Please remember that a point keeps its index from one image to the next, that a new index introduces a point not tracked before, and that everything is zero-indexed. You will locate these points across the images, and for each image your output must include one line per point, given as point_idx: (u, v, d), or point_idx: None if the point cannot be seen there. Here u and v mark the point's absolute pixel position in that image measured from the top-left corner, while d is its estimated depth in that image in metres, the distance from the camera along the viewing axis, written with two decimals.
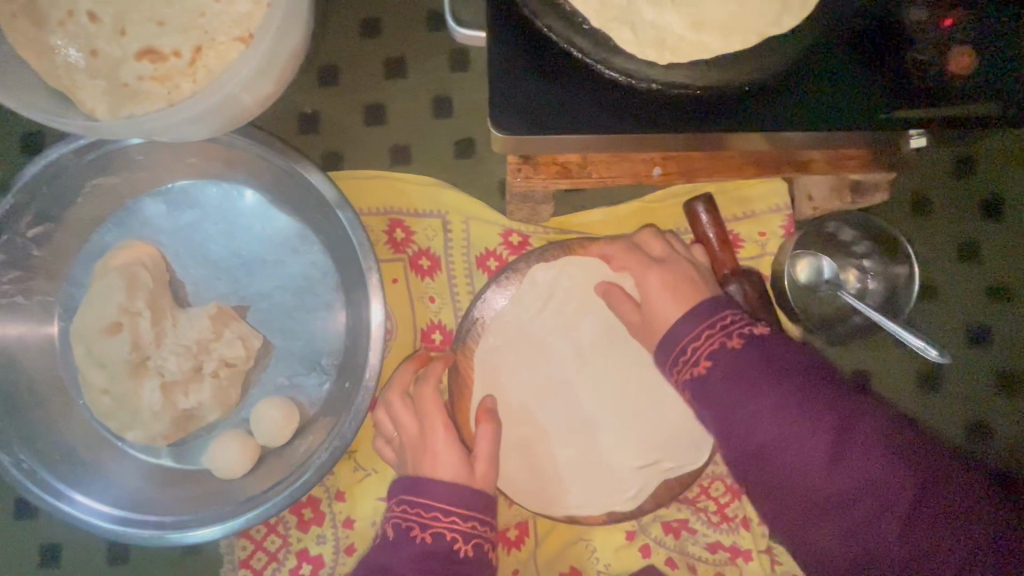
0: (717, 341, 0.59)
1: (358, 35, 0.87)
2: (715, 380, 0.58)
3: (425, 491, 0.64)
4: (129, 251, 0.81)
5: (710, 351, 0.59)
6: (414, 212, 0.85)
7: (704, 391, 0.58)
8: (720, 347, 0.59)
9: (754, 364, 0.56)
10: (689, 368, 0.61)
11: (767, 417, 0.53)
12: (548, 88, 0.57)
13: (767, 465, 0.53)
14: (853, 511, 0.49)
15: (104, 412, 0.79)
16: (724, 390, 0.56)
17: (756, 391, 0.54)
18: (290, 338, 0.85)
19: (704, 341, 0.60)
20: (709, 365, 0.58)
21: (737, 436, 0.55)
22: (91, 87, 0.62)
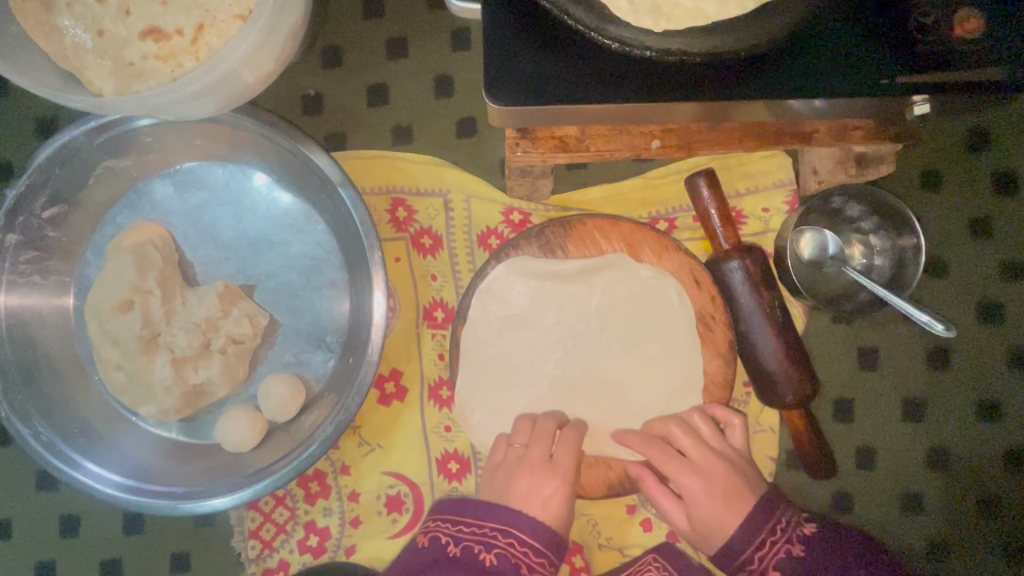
0: (801, 528, 0.72)
1: (360, 16, 0.88)
2: (811, 550, 0.71)
3: (500, 518, 0.72)
4: (139, 231, 0.83)
5: (798, 538, 0.72)
6: (416, 191, 0.86)
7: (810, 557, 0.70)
8: (807, 533, 0.72)
9: (844, 544, 0.72)
10: (780, 547, 0.71)
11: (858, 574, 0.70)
12: (542, 60, 0.57)
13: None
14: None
15: (118, 387, 0.82)
16: (829, 550, 0.71)
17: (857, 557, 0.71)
18: (297, 317, 0.87)
19: (791, 541, 0.72)
20: (806, 550, 0.71)
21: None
22: (98, 67, 0.64)
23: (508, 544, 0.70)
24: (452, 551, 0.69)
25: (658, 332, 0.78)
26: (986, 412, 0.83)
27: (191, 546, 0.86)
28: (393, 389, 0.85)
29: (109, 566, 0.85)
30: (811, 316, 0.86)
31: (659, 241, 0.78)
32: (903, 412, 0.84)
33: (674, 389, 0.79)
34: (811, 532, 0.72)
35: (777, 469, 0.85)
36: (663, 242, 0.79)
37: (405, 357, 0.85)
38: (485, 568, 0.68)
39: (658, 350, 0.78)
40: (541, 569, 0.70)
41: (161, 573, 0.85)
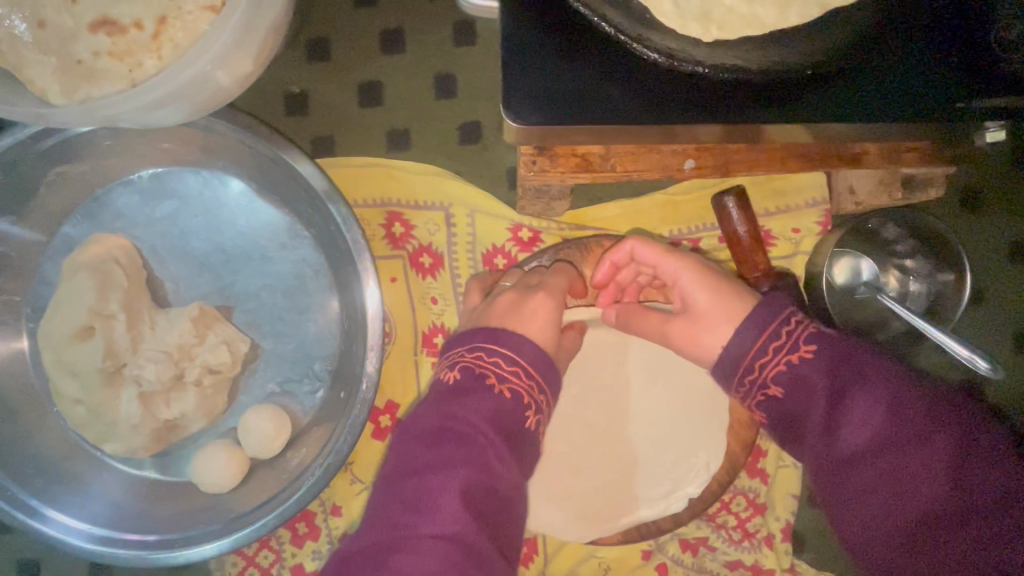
0: (815, 329, 0.57)
1: (351, 3, 0.78)
2: (818, 368, 0.55)
3: None
4: (100, 246, 0.74)
5: (809, 339, 0.56)
6: (414, 204, 0.77)
7: (802, 378, 0.55)
8: (817, 336, 0.56)
9: (860, 361, 0.55)
10: (784, 356, 0.56)
11: (867, 416, 0.52)
12: (570, 75, 0.49)
13: (865, 438, 0.51)
14: (902, 494, 0.50)
15: (79, 423, 0.73)
16: (838, 370, 0.54)
17: (868, 395, 0.52)
18: (281, 343, 0.78)
19: (802, 328, 0.57)
20: (811, 355, 0.55)
21: (893, 435, 0.51)
22: (40, 64, 0.54)
23: None
24: None
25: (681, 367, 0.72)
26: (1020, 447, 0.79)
27: None
28: (388, 422, 0.78)
29: None
30: None
31: None
32: None
33: (700, 427, 0.72)
34: (826, 339, 0.56)
35: (799, 507, 0.81)
36: None
37: (401, 387, 0.78)
38: None
39: (682, 384, 0.72)
40: None
41: None
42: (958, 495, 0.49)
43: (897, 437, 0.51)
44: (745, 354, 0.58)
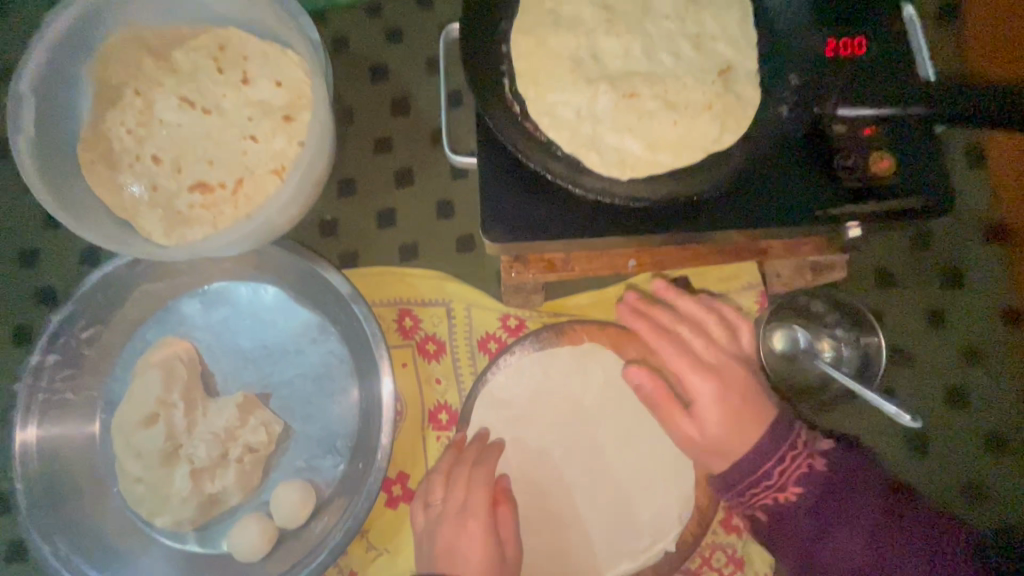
0: (804, 462, 0.70)
1: (372, 152, 1.01)
2: (799, 510, 0.69)
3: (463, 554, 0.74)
4: (167, 347, 0.91)
5: (798, 477, 0.70)
6: (422, 301, 0.95)
7: (783, 517, 0.70)
8: (804, 474, 0.70)
9: (840, 496, 0.69)
10: (769, 496, 0.70)
11: (837, 543, 0.68)
12: (532, 203, 0.68)
13: (831, 553, 0.68)
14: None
15: (137, 499, 0.85)
16: (824, 504, 0.69)
17: (839, 529, 0.68)
18: (309, 423, 0.92)
19: (790, 467, 0.70)
20: (797, 494, 0.69)
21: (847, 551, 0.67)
22: (150, 215, 0.74)
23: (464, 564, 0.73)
24: None
25: (648, 429, 0.84)
26: (966, 494, 0.88)
27: None
28: (400, 491, 0.89)
29: None
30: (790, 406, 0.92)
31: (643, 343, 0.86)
32: None
33: (669, 484, 0.83)
34: (813, 471, 0.70)
35: None
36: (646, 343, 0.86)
37: (411, 459, 0.90)
38: None
39: (651, 445, 0.84)
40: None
41: None
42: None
43: (865, 553, 0.67)
44: (733, 492, 0.72)
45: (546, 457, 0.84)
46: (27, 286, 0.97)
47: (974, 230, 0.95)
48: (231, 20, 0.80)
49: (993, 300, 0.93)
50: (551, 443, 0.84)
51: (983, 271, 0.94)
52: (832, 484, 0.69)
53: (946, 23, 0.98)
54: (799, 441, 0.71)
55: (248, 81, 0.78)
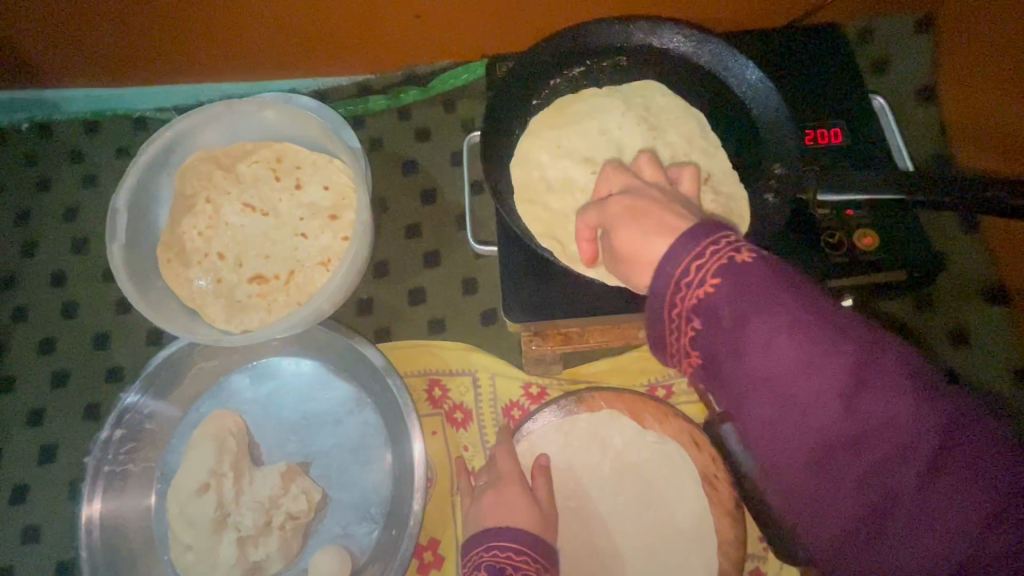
0: (723, 257, 0.51)
1: (403, 236, 1.12)
2: (713, 322, 0.51)
3: (499, 538, 0.76)
4: (219, 419, 0.99)
5: (715, 269, 0.51)
6: (449, 372, 1.02)
7: (710, 317, 0.51)
8: (723, 265, 0.51)
9: (771, 282, 0.49)
10: (692, 293, 0.52)
11: (780, 353, 0.48)
12: (547, 290, 0.78)
13: (777, 419, 0.49)
14: (842, 510, 0.47)
15: (187, 566, 0.91)
16: (747, 303, 0.49)
17: (776, 323, 0.48)
18: (345, 490, 0.98)
19: (711, 257, 0.51)
20: (716, 287, 0.50)
21: (812, 399, 0.47)
22: (215, 304, 0.85)
23: (497, 554, 0.74)
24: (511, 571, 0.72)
25: (669, 494, 0.87)
26: None
27: None
28: (430, 558, 0.93)
29: None
30: None
31: (659, 408, 0.91)
32: None
33: (691, 549, 0.85)
34: (732, 265, 0.51)
35: None
36: (661, 408, 0.91)
37: (441, 526, 0.95)
38: None
39: (673, 509, 0.87)
40: (526, 565, 0.73)
41: None
42: (901, 467, 0.45)
43: (832, 398, 0.46)
44: (663, 292, 0.54)
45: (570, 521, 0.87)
46: (98, 366, 1.08)
47: (975, 291, 0.98)
48: (288, 136, 0.95)
49: (1004, 359, 0.95)
50: (574, 508, 0.88)
51: (991, 330, 0.96)
52: (793, 307, 0.48)
53: (929, 101, 1.04)
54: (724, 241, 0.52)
55: (300, 186, 0.91)
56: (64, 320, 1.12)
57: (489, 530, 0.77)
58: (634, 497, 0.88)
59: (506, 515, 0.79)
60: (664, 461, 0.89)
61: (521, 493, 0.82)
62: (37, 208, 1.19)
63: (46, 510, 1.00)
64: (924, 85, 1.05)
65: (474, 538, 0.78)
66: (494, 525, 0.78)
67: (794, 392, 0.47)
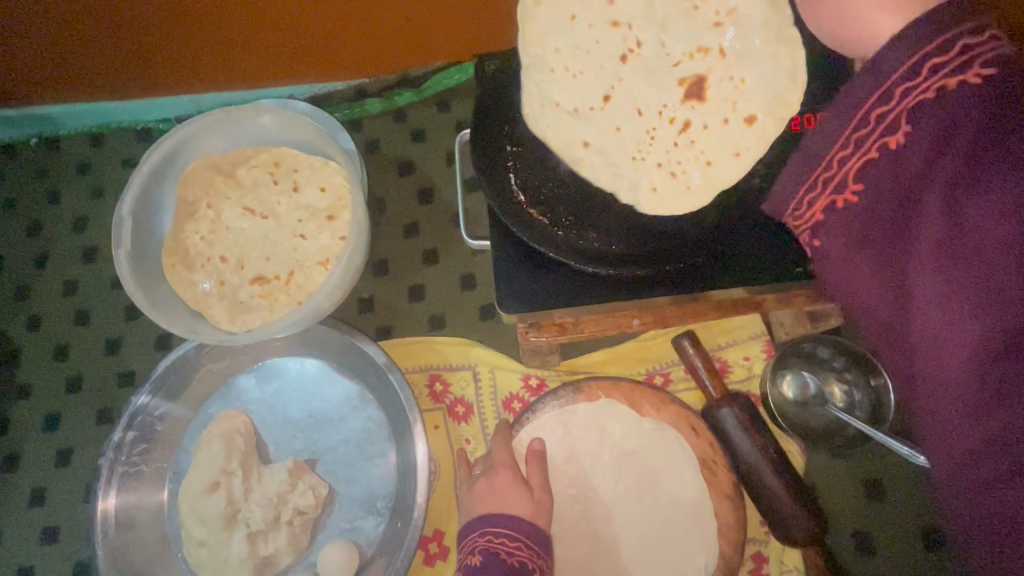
0: (914, 110, 0.47)
1: (402, 236, 1.14)
2: (876, 198, 0.50)
3: (495, 525, 0.79)
4: (226, 419, 1.02)
5: (909, 118, 0.47)
6: (450, 367, 1.04)
7: (890, 161, 0.48)
8: (908, 121, 0.47)
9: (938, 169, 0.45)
10: (834, 191, 0.53)
11: (921, 247, 0.46)
12: (540, 280, 0.80)
13: (928, 281, 0.45)
14: (982, 378, 0.42)
15: (199, 562, 0.94)
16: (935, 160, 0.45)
17: (962, 188, 0.44)
18: (351, 485, 1.00)
19: (869, 147, 0.50)
20: (861, 183, 0.51)
21: (973, 246, 0.43)
22: (218, 305, 0.88)
23: (491, 541, 0.77)
24: (505, 557, 0.75)
25: (668, 480, 0.89)
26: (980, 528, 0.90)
27: None
28: (436, 549, 0.95)
29: None
30: (806, 452, 0.95)
31: (656, 396, 0.92)
32: (900, 545, 0.91)
33: (692, 533, 0.86)
34: (914, 126, 0.47)
35: None
36: (658, 395, 0.92)
37: (446, 518, 0.97)
38: (513, 566, 0.74)
39: (673, 494, 0.88)
40: (519, 552, 0.76)
41: None
42: None
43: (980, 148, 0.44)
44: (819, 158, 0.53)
45: (570, 508, 0.89)
46: (111, 371, 1.12)
47: None
48: (285, 140, 0.97)
49: None
50: (574, 495, 0.90)
51: None
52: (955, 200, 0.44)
53: None
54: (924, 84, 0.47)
55: (297, 189, 0.93)
56: (77, 327, 1.15)
57: (486, 516, 0.80)
58: (633, 484, 0.89)
59: (499, 505, 0.81)
60: (662, 448, 0.90)
61: (519, 485, 0.84)
62: (49, 220, 1.23)
63: (64, 511, 1.03)
64: None
65: (471, 524, 0.81)
66: (489, 513, 0.81)
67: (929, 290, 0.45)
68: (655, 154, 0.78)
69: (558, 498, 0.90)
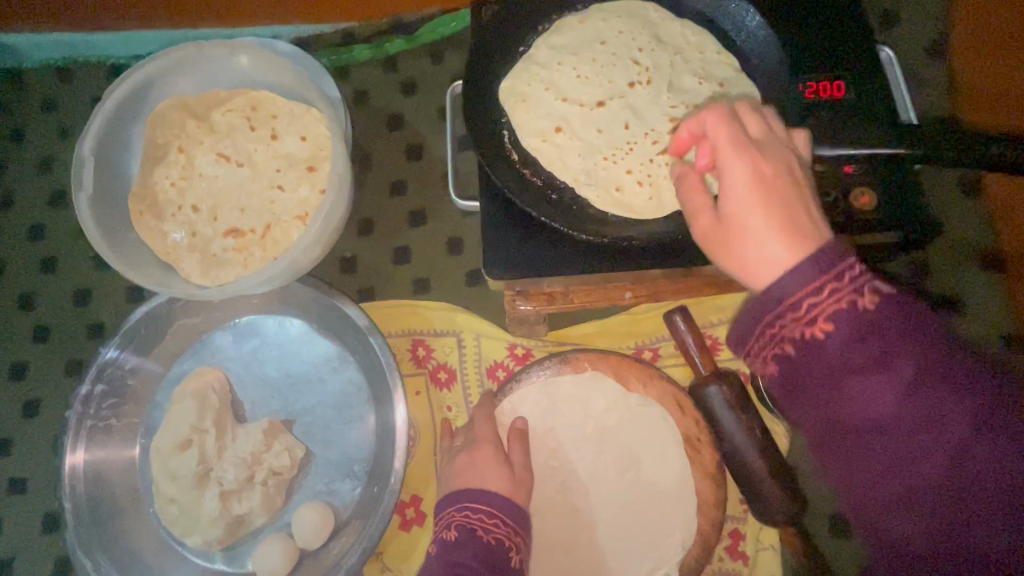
0: (843, 300, 0.48)
1: (388, 195, 1.09)
2: (847, 344, 0.48)
3: (473, 499, 0.77)
4: (199, 376, 0.98)
5: (832, 311, 0.49)
6: (433, 332, 1.01)
7: (823, 358, 0.49)
8: (845, 309, 0.48)
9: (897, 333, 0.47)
10: (798, 325, 0.50)
11: (886, 407, 0.48)
12: (530, 246, 0.73)
13: (873, 447, 0.49)
14: (926, 532, 0.49)
15: (170, 519, 0.92)
16: (852, 352, 0.48)
17: (903, 368, 0.47)
18: (328, 448, 0.97)
19: (827, 297, 0.49)
20: (829, 330, 0.49)
21: (930, 409, 0.47)
22: (189, 258, 0.83)
23: (467, 517, 0.76)
24: (481, 535, 0.73)
25: (651, 455, 0.87)
26: None
27: None
28: (413, 514, 0.94)
29: None
30: (791, 433, 0.94)
31: (643, 370, 0.90)
32: None
33: (671, 509, 0.85)
34: (856, 309, 0.48)
35: None
36: (645, 370, 0.90)
37: (424, 484, 0.95)
38: (488, 544, 0.73)
39: (655, 470, 0.86)
40: (496, 528, 0.75)
41: None
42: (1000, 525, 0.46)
43: (899, 338, 0.47)
44: (764, 317, 0.52)
45: (551, 480, 0.88)
46: (80, 322, 1.07)
47: (971, 257, 0.96)
48: (264, 83, 0.90)
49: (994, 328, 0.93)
50: (555, 467, 0.88)
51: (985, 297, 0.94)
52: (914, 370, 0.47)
53: (935, 59, 1.00)
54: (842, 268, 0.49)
55: (276, 137, 0.87)
56: (44, 275, 1.10)
57: (465, 490, 0.79)
58: (615, 459, 0.88)
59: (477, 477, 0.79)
60: (647, 424, 0.88)
61: (499, 454, 0.82)
62: (13, 160, 1.16)
63: (32, 463, 1.00)
64: (931, 42, 1.01)
65: (448, 497, 0.79)
66: (466, 487, 0.79)
67: (892, 444, 0.48)
68: (626, 160, 0.75)
69: (539, 469, 0.88)
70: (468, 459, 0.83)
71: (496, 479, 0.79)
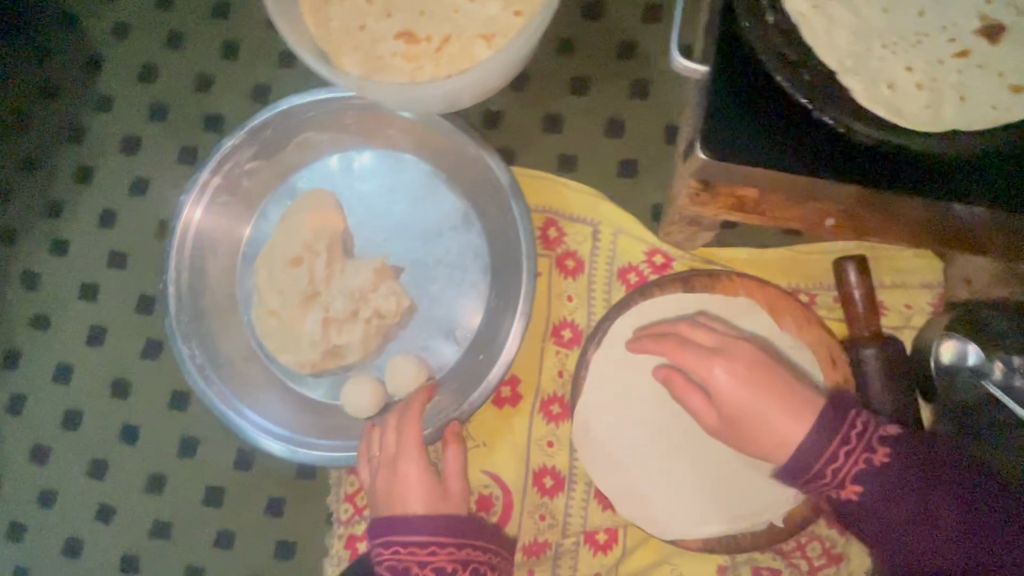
0: (860, 461, 0.63)
1: (554, 51, 0.95)
2: (878, 499, 0.63)
3: (390, 531, 0.75)
4: (317, 197, 0.91)
5: (854, 474, 0.63)
6: (571, 216, 0.92)
7: (852, 505, 0.64)
8: (865, 469, 0.63)
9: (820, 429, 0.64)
10: (836, 489, 0.65)
11: (883, 498, 0.62)
12: (759, 125, 0.62)
13: (883, 529, 0.63)
14: None
15: (267, 331, 0.89)
16: (907, 490, 0.62)
17: (892, 476, 0.62)
18: (434, 307, 0.92)
19: (844, 458, 0.63)
20: (861, 488, 0.63)
21: (921, 503, 0.62)
22: (352, 54, 0.73)
23: (415, 552, 0.74)
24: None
25: None
26: None
27: (288, 494, 0.91)
28: (507, 394, 0.90)
29: (212, 494, 0.91)
30: None
31: (803, 313, 0.80)
32: None
33: None
34: (871, 468, 0.63)
35: None
36: (805, 313, 0.80)
37: (526, 368, 0.90)
38: None
39: None
40: (455, 549, 0.74)
41: (256, 512, 0.90)
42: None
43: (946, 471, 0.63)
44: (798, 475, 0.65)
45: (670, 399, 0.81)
46: (199, 110, 0.99)
47: None
48: None
49: None
50: None
51: None
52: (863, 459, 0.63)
53: None
54: (850, 431, 0.64)
55: None
56: (167, 49, 1.01)
57: (396, 524, 0.76)
58: None
59: None
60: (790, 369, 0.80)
61: None
62: None
63: (133, 241, 0.97)
64: None
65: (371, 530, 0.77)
66: (407, 521, 0.76)
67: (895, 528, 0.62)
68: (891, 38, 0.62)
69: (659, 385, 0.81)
70: (403, 484, 0.79)
71: (431, 525, 0.75)
